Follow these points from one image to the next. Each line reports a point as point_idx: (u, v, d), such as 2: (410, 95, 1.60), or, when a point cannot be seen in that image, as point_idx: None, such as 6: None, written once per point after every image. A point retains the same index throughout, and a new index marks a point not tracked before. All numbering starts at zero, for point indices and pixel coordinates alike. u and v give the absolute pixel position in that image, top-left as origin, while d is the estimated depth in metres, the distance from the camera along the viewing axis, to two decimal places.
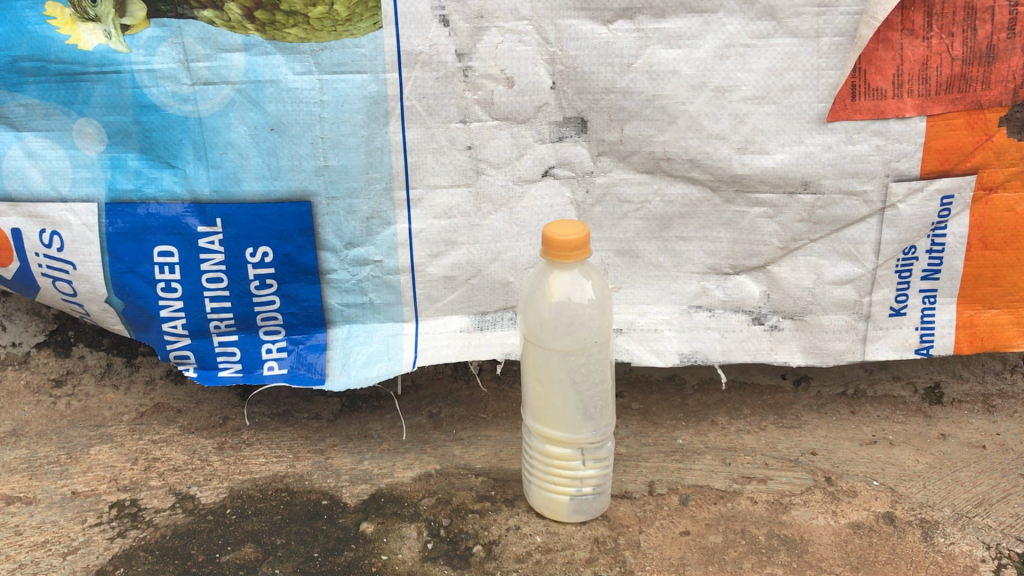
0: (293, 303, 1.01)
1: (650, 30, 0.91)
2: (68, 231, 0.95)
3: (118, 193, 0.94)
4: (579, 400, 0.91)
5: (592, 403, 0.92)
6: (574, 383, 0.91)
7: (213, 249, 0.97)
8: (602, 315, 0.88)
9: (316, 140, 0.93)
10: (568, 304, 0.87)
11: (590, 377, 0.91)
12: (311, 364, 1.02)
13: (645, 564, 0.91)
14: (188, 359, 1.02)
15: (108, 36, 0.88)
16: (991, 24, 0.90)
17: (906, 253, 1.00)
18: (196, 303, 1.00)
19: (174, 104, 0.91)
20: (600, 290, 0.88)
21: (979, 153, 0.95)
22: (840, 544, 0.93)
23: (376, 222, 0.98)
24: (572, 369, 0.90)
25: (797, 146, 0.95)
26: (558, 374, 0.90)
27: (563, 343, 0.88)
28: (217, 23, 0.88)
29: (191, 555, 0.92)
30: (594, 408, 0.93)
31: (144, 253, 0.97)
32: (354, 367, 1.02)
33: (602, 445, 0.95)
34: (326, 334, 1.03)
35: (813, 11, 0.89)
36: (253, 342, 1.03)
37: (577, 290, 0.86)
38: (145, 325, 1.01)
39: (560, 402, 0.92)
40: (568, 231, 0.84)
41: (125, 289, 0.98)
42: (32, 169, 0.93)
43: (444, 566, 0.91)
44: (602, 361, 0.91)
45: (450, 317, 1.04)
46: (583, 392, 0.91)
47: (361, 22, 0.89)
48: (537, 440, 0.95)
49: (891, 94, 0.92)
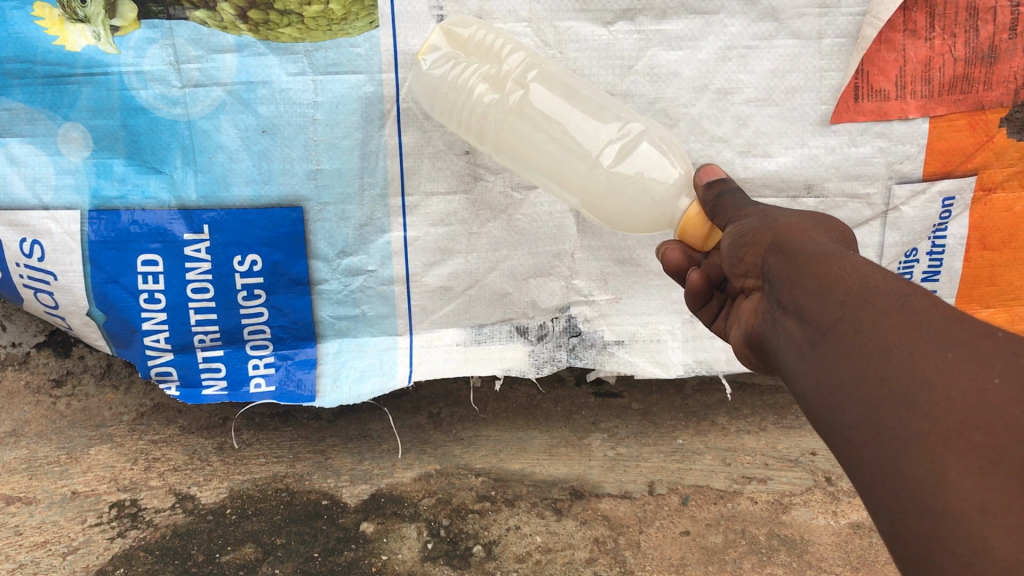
0: (281, 315, 1.01)
1: (651, 32, 0.90)
2: (49, 240, 0.95)
3: (102, 200, 0.94)
4: (535, 138, 0.83)
5: (457, 120, 0.85)
6: (542, 114, 0.82)
7: (199, 257, 0.97)
8: (583, 172, 0.80)
9: (309, 142, 0.93)
10: (627, 172, 0.77)
11: (515, 136, 0.83)
12: (300, 381, 1.03)
13: (645, 564, 0.95)
14: (170, 376, 1.02)
15: (98, 37, 0.87)
16: (993, 24, 0.89)
17: (907, 254, 1.00)
18: (180, 315, 0.99)
19: (163, 106, 0.91)
20: (685, 175, 0.75)
21: (980, 154, 0.95)
22: (840, 544, 0.98)
23: (370, 230, 0.99)
24: (543, 146, 0.83)
25: (801, 149, 0.95)
26: (568, 105, 0.83)
27: (597, 117, 0.83)
28: (210, 23, 0.87)
29: (191, 555, 0.94)
30: (454, 123, 0.85)
31: (127, 262, 0.96)
32: (346, 383, 1.03)
33: (480, 135, 0.85)
34: (316, 349, 1.03)
35: (815, 12, 0.89)
36: (239, 358, 1.03)
37: (650, 172, 0.76)
38: (128, 338, 1.00)
39: (543, 97, 0.83)
40: (709, 220, 0.69)
41: (107, 299, 0.97)
42: (15, 175, 0.93)
43: (444, 566, 0.94)
44: (517, 159, 0.85)
45: (446, 330, 1.04)
46: (533, 148, 0.83)
47: (355, 21, 0.88)
48: (514, 70, 0.84)
49: (895, 95, 0.92)
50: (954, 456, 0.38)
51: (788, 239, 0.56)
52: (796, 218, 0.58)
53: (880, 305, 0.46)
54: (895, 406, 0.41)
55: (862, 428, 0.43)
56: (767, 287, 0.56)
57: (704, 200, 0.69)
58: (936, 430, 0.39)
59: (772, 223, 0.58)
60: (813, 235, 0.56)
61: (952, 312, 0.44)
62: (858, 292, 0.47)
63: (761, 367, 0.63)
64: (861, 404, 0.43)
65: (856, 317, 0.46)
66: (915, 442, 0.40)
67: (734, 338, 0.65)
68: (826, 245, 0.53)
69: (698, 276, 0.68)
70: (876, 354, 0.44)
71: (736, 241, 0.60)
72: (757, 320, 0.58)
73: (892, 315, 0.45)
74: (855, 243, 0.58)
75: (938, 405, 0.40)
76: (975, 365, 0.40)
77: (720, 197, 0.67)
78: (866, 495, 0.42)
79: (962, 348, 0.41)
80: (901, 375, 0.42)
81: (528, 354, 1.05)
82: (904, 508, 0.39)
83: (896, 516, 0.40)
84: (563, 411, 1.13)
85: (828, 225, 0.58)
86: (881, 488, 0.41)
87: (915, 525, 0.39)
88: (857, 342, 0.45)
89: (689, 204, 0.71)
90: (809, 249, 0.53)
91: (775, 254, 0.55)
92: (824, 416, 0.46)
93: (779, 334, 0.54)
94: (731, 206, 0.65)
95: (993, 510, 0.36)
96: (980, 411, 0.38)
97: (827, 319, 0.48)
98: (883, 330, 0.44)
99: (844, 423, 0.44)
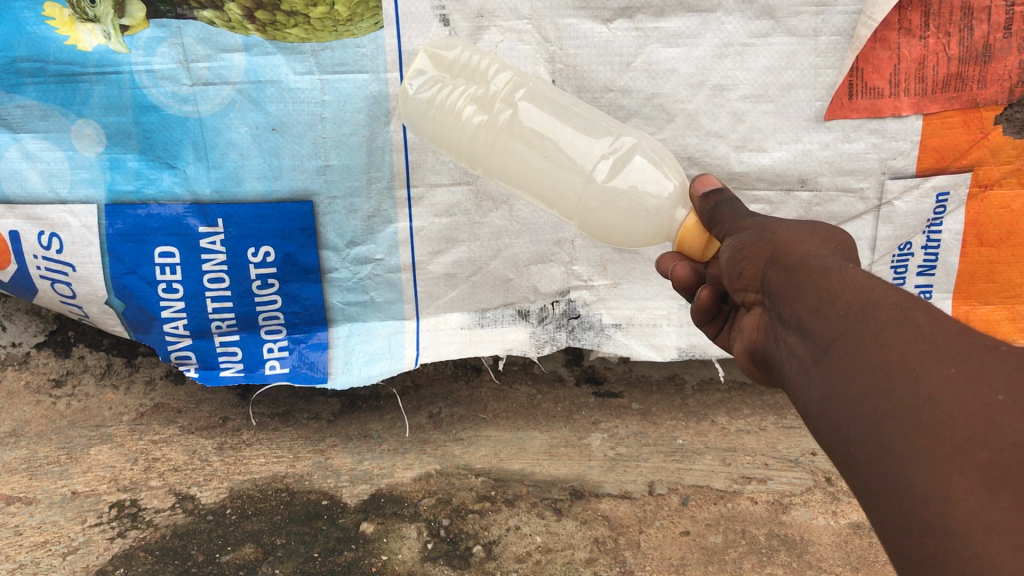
0: (294, 302, 1.02)
1: (649, 29, 0.91)
2: (68, 233, 0.96)
3: (118, 194, 0.95)
4: (526, 155, 0.78)
5: (451, 147, 0.81)
6: (533, 132, 0.78)
7: (214, 249, 0.97)
8: (574, 189, 0.76)
9: (317, 140, 0.94)
10: (619, 187, 0.73)
11: (507, 155, 0.79)
12: (312, 363, 1.04)
13: (645, 564, 0.95)
14: (189, 359, 1.03)
15: (108, 36, 0.88)
16: (988, 23, 0.90)
17: (901, 249, 1.01)
18: (197, 303, 1.00)
19: (174, 104, 0.91)
20: (681, 187, 0.71)
21: (975, 151, 0.96)
22: (840, 544, 0.98)
23: (377, 222, 0.99)
24: (533, 162, 0.78)
25: (796, 145, 0.96)
26: (558, 121, 0.79)
27: (588, 132, 0.79)
28: (218, 23, 0.88)
29: (191, 555, 0.94)
30: (445, 148, 0.82)
31: (144, 253, 0.97)
32: (357, 365, 1.04)
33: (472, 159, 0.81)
34: (327, 333, 1.05)
35: (811, 11, 0.89)
36: (253, 342, 1.04)
37: (644, 184, 0.72)
38: (146, 325, 1.01)
39: (533, 115, 0.79)
40: (705, 231, 0.67)
41: (125, 289, 0.98)
42: (32, 170, 0.93)
43: (444, 567, 0.94)
44: (515, 182, 0.80)
45: (451, 314, 1.05)
46: (524, 165, 0.78)
47: (361, 22, 0.89)
48: (501, 90, 0.81)
49: (888, 93, 0.93)
50: (959, 474, 0.37)
51: (787, 253, 0.56)
52: (795, 230, 0.58)
53: (882, 320, 0.45)
54: (898, 422, 0.41)
55: (865, 445, 0.42)
56: (769, 303, 0.56)
57: (701, 211, 0.67)
58: (940, 447, 0.38)
59: (770, 236, 0.58)
60: (814, 249, 0.55)
61: (953, 325, 0.43)
62: (860, 307, 0.47)
63: (765, 381, 0.62)
64: (864, 420, 0.43)
65: (858, 331, 0.46)
66: (921, 460, 0.39)
67: (737, 350, 0.64)
68: (827, 259, 0.53)
69: (709, 292, 0.65)
70: (880, 369, 0.43)
71: (734, 254, 0.60)
72: (760, 335, 0.57)
73: (895, 329, 0.44)
74: (854, 250, 0.57)
75: (941, 421, 0.39)
76: (979, 383, 0.39)
77: (717, 208, 0.65)
78: (873, 512, 0.42)
79: (965, 364, 0.40)
80: (904, 391, 0.41)
81: (529, 336, 1.06)
82: (910, 527, 0.39)
83: (901, 535, 0.39)
84: (563, 411, 1.13)
85: (828, 234, 0.58)
86: (888, 507, 0.40)
87: (920, 545, 0.38)
88: (859, 357, 0.45)
89: (686, 215, 0.69)
90: (809, 262, 0.53)
91: (775, 268, 0.56)
92: (829, 432, 0.46)
93: (782, 348, 0.53)
94: (729, 217, 0.63)
95: (1000, 528, 0.35)
96: (984, 429, 0.38)
97: (830, 334, 0.47)
98: (885, 345, 0.44)
99: (848, 439, 0.44)
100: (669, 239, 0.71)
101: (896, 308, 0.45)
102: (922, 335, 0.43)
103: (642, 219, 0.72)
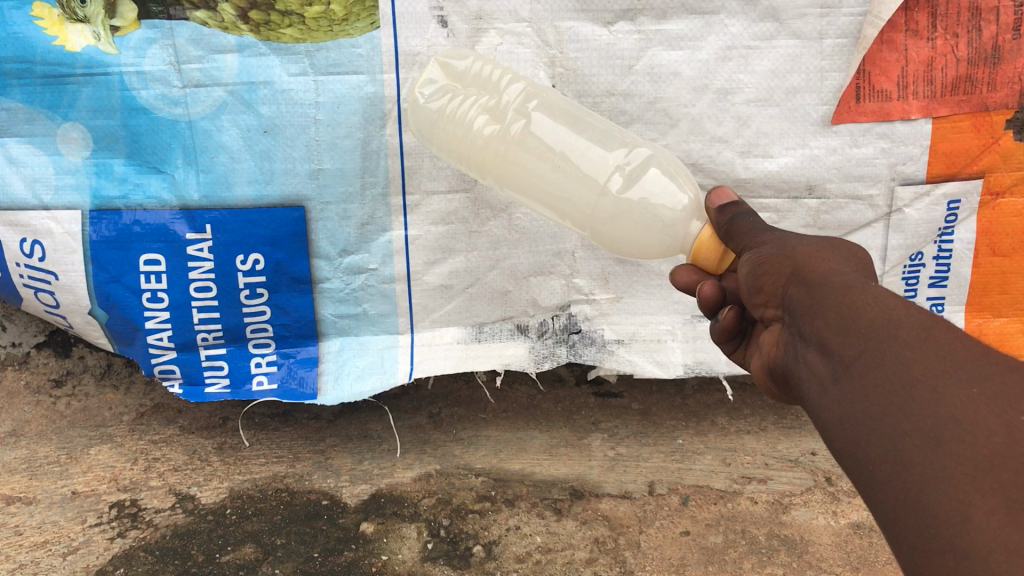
0: (283, 314, 1.01)
1: (652, 32, 0.90)
2: (50, 240, 0.95)
3: (102, 201, 0.94)
4: (537, 165, 0.77)
5: (457, 151, 0.80)
6: (544, 143, 0.77)
7: (201, 257, 0.97)
8: (587, 202, 0.75)
9: (311, 142, 0.93)
10: (631, 199, 0.72)
11: (518, 166, 0.77)
12: (301, 379, 1.03)
13: (645, 564, 0.95)
14: (173, 374, 1.02)
15: (98, 37, 0.87)
16: (996, 24, 0.89)
17: (912, 257, 1.00)
18: (183, 314, 0.99)
19: (163, 106, 0.91)
20: (696, 199, 0.71)
21: (985, 156, 0.95)
22: (840, 544, 0.98)
23: (371, 229, 0.99)
24: (544, 174, 0.77)
25: (801, 149, 0.95)
26: (571, 132, 0.78)
27: (603, 144, 0.78)
28: (210, 23, 0.87)
29: (191, 555, 0.94)
30: (454, 156, 0.81)
31: (129, 262, 0.96)
32: (348, 381, 1.03)
33: (480, 165, 0.79)
34: (318, 347, 1.04)
35: (816, 13, 0.88)
36: (241, 356, 1.03)
37: (659, 197, 0.70)
38: (130, 337, 1.00)
39: (545, 126, 0.78)
40: (722, 244, 0.67)
41: (109, 299, 0.97)
42: (14, 175, 0.93)
43: (444, 566, 0.94)
44: (524, 192, 0.79)
45: (447, 328, 1.04)
46: (535, 175, 0.77)
47: (357, 22, 0.88)
48: (513, 99, 0.80)
49: (896, 96, 0.92)
50: (981, 495, 0.37)
51: (808, 267, 0.55)
52: (814, 245, 0.57)
53: (904, 338, 0.45)
54: (918, 441, 0.40)
55: (884, 464, 0.42)
56: (789, 317, 0.55)
57: (717, 223, 0.67)
58: (962, 467, 0.38)
59: (790, 250, 0.57)
60: (833, 263, 0.55)
61: (975, 346, 0.43)
62: (882, 325, 0.46)
63: (780, 394, 0.61)
64: (884, 439, 0.42)
65: (879, 349, 0.45)
66: (940, 479, 0.38)
67: (755, 367, 0.63)
68: (848, 275, 0.52)
69: (733, 313, 0.65)
70: (900, 387, 0.43)
71: (754, 270, 0.58)
72: (780, 351, 0.57)
73: (916, 347, 0.44)
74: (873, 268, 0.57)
75: (962, 440, 0.39)
76: (1001, 404, 0.39)
77: (734, 220, 0.65)
78: (889, 532, 0.41)
79: (987, 384, 0.40)
80: (925, 411, 0.41)
81: (529, 351, 1.05)
82: (929, 549, 0.38)
83: (921, 556, 0.38)
84: (563, 411, 1.13)
85: (848, 250, 0.57)
86: (905, 526, 0.40)
87: (941, 566, 0.37)
88: (879, 375, 0.44)
89: (701, 227, 0.68)
90: (830, 277, 0.52)
91: (796, 284, 0.55)
92: (847, 451, 0.45)
93: (801, 364, 0.52)
94: (746, 231, 0.62)
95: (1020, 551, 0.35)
96: (1008, 450, 0.37)
97: (850, 352, 0.47)
98: (907, 364, 0.43)
99: (867, 459, 0.43)
100: (683, 251, 0.70)
101: (918, 327, 0.45)
102: (946, 355, 0.42)
103: (655, 230, 0.71)
